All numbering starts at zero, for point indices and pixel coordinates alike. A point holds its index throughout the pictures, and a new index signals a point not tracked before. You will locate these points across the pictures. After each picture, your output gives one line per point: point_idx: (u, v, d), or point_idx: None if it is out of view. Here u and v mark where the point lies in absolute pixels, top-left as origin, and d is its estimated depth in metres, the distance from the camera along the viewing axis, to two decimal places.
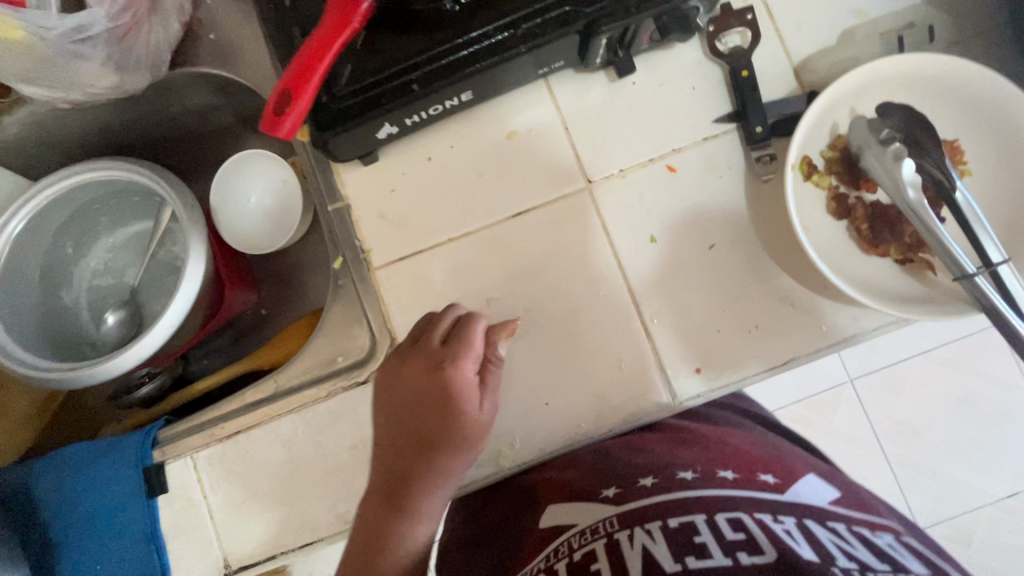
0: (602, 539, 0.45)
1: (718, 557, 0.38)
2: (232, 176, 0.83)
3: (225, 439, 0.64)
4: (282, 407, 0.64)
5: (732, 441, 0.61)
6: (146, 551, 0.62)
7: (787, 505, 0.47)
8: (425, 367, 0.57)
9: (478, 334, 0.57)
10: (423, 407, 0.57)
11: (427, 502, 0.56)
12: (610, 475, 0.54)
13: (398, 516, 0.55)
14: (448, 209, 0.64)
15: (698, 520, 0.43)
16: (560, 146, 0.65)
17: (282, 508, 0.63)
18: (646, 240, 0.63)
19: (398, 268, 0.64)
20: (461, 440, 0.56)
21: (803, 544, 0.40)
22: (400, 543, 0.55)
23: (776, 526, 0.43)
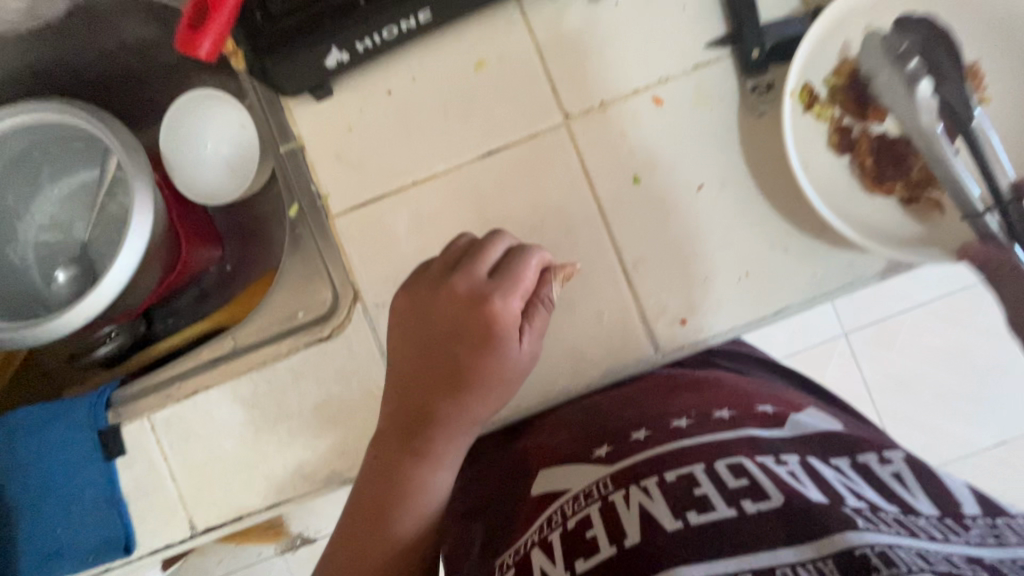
0: (596, 503, 0.41)
1: (722, 509, 0.37)
2: (185, 121, 0.76)
3: (182, 399, 0.60)
4: (241, 365, 0.60)
5: (736, 383, 0.59)
6: (108, 513, 0.60)
7: (790, 441, 0.46)
8: (465, 301, 0.51)
9: (528, 270, 0.51)
10: (457, 345, 0.51)
11: (453, 448, 0.52)
12: (593, 431, 0.51)
13: (418, 461, 0.52)
14: (412, 149, 0.58)
15: (697, 470, 0.41)
16: (534, 76, 0.58)
17: (246, 468, 0.60)
18: (630, 180, 0.57)
19: (358, 215, 0.59)
20: (497, 384, 0.52)
21: (810, 485, 0.38)
22: (421, 489, 0.52)
23: (778, 467, 0.41)
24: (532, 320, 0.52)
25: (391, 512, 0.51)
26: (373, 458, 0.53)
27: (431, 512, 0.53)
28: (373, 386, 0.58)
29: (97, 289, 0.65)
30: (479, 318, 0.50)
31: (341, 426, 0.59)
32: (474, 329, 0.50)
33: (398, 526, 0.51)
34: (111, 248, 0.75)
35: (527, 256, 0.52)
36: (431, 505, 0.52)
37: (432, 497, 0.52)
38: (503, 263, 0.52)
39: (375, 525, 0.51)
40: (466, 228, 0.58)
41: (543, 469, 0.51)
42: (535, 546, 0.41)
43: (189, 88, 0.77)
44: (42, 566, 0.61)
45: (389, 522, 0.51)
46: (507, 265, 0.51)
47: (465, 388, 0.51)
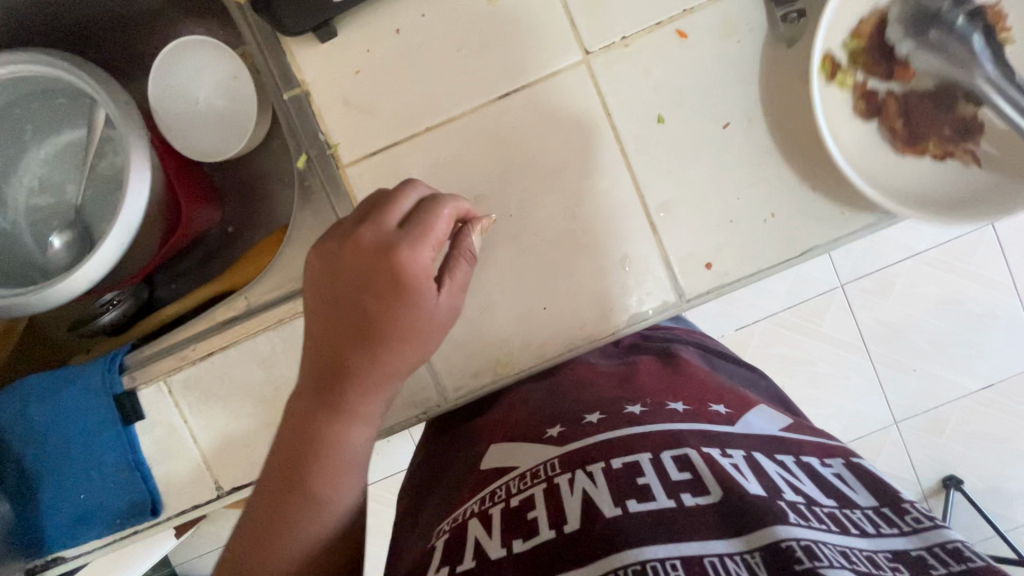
0: (541, 483, 0.44)
1: (661, 499, 0.39)
2: (176, 72, 0.72)
3: (199, 360, 0.59)
4: (257, 324, 0.58)
5: (683, 374, 0.61)
6: (131, 477, 0.60)
7: (737, 438, 0.47)
8: (375, 255, 0.47)
9: (440, 219, 0.48)
10: (369, 300, 0.48)
11: (373, 405, 0.51)
12: (552, 411, 0.56)
13: (337, 420, 0.50)
14: (423, 93, 0.56)
15: (644, 459, 0.43)
16: (551, 10, 0.55)
17: (269, 427, 0.59)
18: (652, 120, 0.55)
19: (370, 165, 0.56)
20: (418, 339, 0.50)
21: (751, 479, 0.40)
22: (339, 450, 0.50)
23: (724, 460, 0.43)
24: (451, 273, 0.51)
25: (311, 473, 0.50)
26: (287, 423, 0.51)
27: (354, 468, 0.52)
28: None
29: (97, 254, 0.63)
30: (390, 270, 0.47)
31: None
32: (387, 283, 0.47)
33: (317, 489, 0.50)
34: (107, 211, 0.72)
35: (440, 203, 0.48)
36: (354, 461, 0.52)
37: (353, 457, 0.51)
38: (413, 214, 0.48)
39: (295, 490, 0.50)
40: (484, 176, 0.56)
41: (494, 445, 0.55)
42: (476, 518, 0.43)
43: (177, 37, 0.73)
44: (68, 531, 0.60)
45: (310, 486, 0.50)
46: (421, 214, 0.48)
47: (383, 342, 0.49)
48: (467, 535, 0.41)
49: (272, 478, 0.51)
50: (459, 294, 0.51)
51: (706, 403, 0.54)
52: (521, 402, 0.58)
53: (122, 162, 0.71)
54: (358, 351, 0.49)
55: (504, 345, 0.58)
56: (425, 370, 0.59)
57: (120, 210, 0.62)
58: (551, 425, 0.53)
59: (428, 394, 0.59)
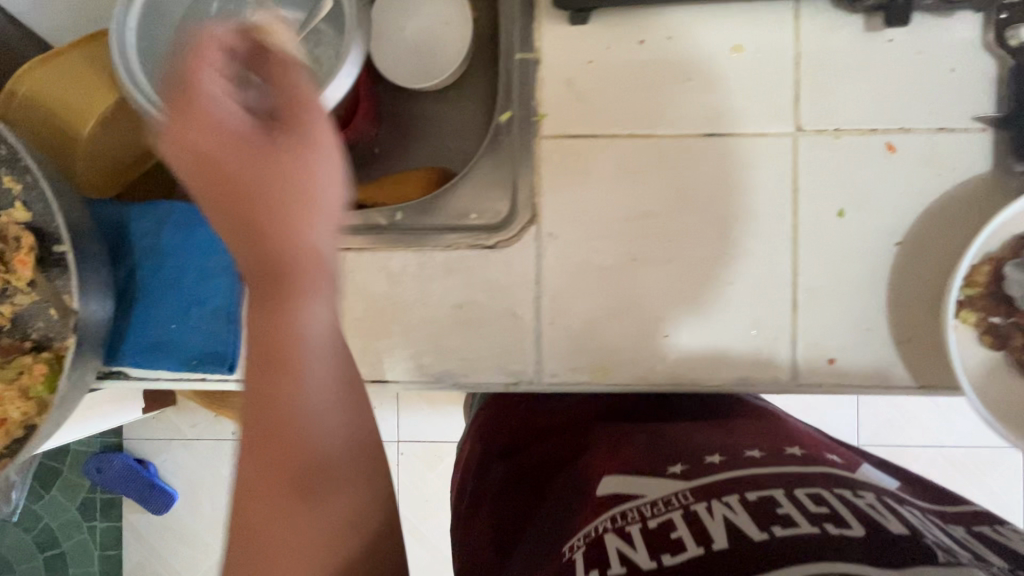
0: (678, 509, 0.44)
1: (805, 526, 0.38)
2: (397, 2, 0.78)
3: (334, 250, 0.61)
4: (400, 241, 0.61)
5: (792, 429, 0.63)
6: (224, 327, 0.61)
7: (861, 483, 0.48)
8: (216, 182, 0.36)
9: (224, 97, 0.36)
10: (267, 265, 0.35)
11: (325, 450, 0.34)
12: (663, 451, 0.57)
13: (271, 476, 0.33)
14: (639, 102, 0.59)
15: (777, 493, 0.44)
16: (783, 79, 0.58)
17: (367, 337, 0.61)
18: (833, 211, 0.58)
19: (565, 144, 0.59)
20: (332, 343, 0.35)
21: (890, 518, 0.40)
22: (292, 522, 0.33)
23: (858, 501, 0.42)
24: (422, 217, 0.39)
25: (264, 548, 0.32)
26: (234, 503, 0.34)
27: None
28: (516, 308, 0.60)
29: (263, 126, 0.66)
30: (271, 197, 0.35)
31: (472, 332, 0.60)
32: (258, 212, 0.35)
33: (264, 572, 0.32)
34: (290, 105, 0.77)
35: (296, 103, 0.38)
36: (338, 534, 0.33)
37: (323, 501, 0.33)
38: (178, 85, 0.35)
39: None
40: (660, 196, 0.59)
41: (606, 477, 0.54)
42: (611, 532, 0.44)
43: None
44: (138, 353, 0.61)
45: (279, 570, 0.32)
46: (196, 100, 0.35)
47: (283, 338, 0.34)
48: (608, 547, 0.42)
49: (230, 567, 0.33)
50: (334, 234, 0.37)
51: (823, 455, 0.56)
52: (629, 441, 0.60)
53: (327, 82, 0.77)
54: (255, 385, 0.34)
55: (614, 353, 0.59)
56: (531, 347, 0.60)
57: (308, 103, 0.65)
58: (671, 463, 0.54)
59: (524, 368, 0.60)
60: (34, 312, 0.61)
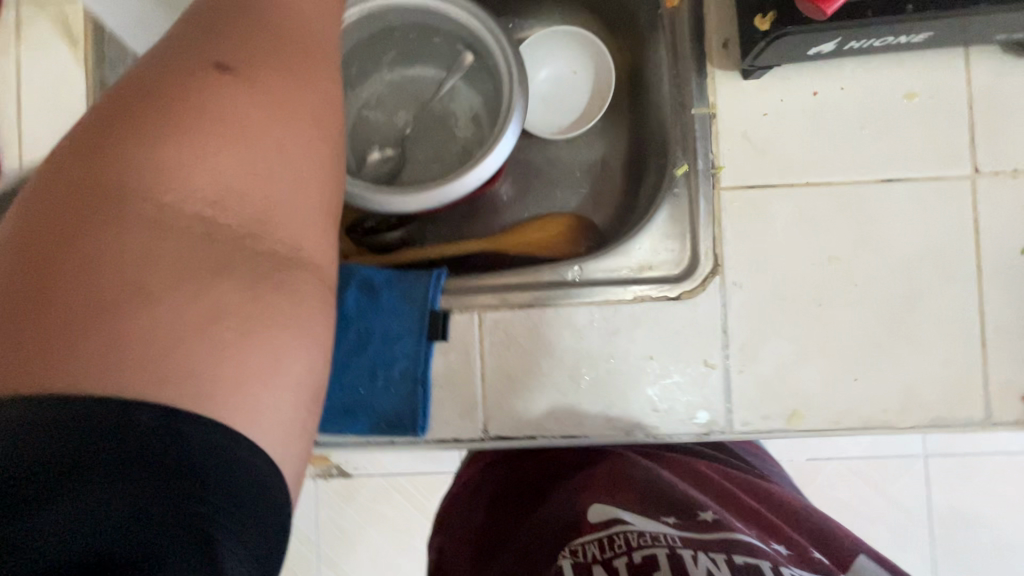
0: (664, 549, 0.43)
1: None
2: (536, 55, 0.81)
3: (519, 307, 0.62)
4: (584, 295, 0.62)
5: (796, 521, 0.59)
6: (413, 392, 0.61)
7: None
8: (197, 36, 0.42)
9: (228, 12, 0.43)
10: (147, 99, 0.40)
11: (122, 237, 0.36)
12: (664, 499, 0.55)
13: (102, 287, 0.36)
14: (817, 152, 0.60)
15: (764, 564, 0.41)
16: (957, 125, 0.60)
17: (555, 392, 0.61)
18: (1016, 250, 0.59)
19: (744, 195, 0.61)
20: (150, 175, 0.38)
21: None
22: (104, 335, 0.35)
23: None
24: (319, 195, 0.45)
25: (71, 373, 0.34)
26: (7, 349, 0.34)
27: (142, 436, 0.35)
28: (705, 357, 0.60)
29: (430, 191, 0.67)
30: (151, 66, 0.41)
31: (663, 383, 0.61)
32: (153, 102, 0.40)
33: (64, 352, 0.34)
34: (436, 168, 0.79)
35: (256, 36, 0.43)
36: (249, 397, 0.36)
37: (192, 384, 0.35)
38: (204, 25, 0.43)
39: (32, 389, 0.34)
40: (842, 241, 0.60)
41: (599, 503, 0.55)
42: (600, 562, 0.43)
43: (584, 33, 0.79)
44: (329, 417, 0.62)
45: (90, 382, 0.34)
46: (240, 31, 0.43)
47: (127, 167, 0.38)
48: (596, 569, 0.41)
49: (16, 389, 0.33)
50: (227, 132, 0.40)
51: (810, 552, 0.50)
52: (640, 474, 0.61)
53: (475, 146, 0.79)
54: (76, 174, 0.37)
55: (804, 398, 0.60)
56: (721, 395, 0.60)
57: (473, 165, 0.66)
58: (665, 513, 0.53)
59: (715, 416, 0.60)
60: None
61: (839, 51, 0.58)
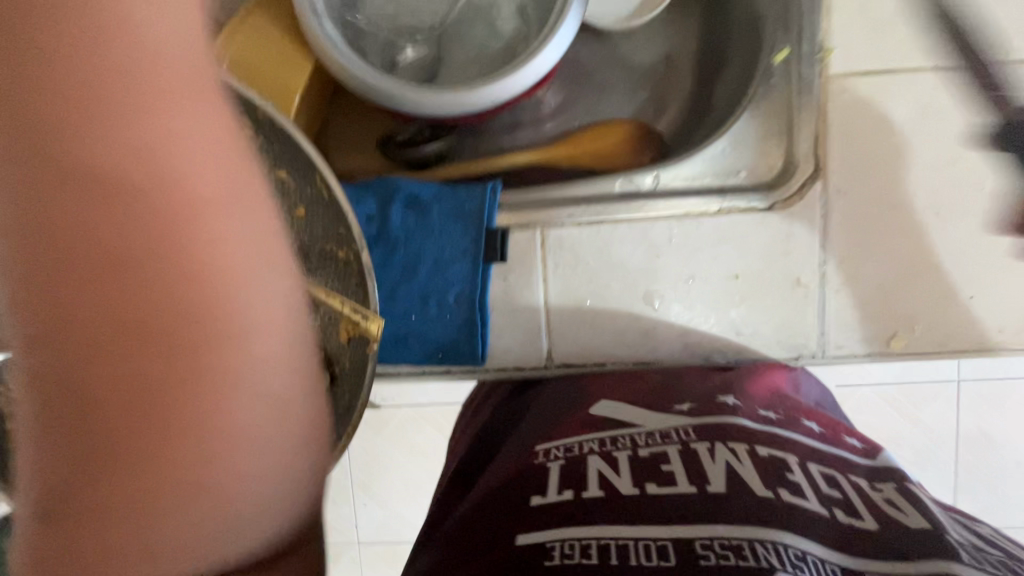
0: (676, 445, 0.40)
1: (812, 501, 0.34)
2: None
3: (586, 223, 0.55)
4: (661, 208, 0.54)
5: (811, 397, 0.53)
6: (469, 319, 0.55)
7: (864, 466, 0.40)
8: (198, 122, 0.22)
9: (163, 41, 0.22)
10: (61, 91, 0.20)
11: (186, 407, 0.21)
12: (676, 390, 0.51)
13: (124, 447, 0.21)
14: (950, 26, 0.51)
15: (790, 459, 0.38)
16: None
17: (627, 317, 0.55)
18: None
19: (858, 83, 0.51)
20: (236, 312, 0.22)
21: (906, 511, 0.34)
22: (133, 466, 0.21)
23: (874, 494, 0.37)
24: None
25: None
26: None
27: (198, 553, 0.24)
28: (799, 276, 0.54)
29: (472, 93, 0.59)
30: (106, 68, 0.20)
31: (749, 305, 0.54)
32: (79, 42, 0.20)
33: (92, 529, 0.22)
34: (477, 71, 0.66)
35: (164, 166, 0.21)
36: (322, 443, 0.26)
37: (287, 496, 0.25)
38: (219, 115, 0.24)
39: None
40: (975, 135, 0.51)
41: (607, 400, 0.50)
42: (597, 454, 0.40)
43: None
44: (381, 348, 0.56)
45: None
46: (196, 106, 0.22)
47: (127, 293, 0.20)
48: (587, 466, 0.38)
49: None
50: (264, 219, 0.23)
51: (840, 434, 0.45)
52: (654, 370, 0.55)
53: (521, 45, 0.65)
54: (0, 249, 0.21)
55: (909, 319, 0.53)
56: (815, 317, 0.54)
57: (522, 66, 0.58)
58: (678, 403, 0.49)
59: (806, 340, 0.55)
60: None
61: None
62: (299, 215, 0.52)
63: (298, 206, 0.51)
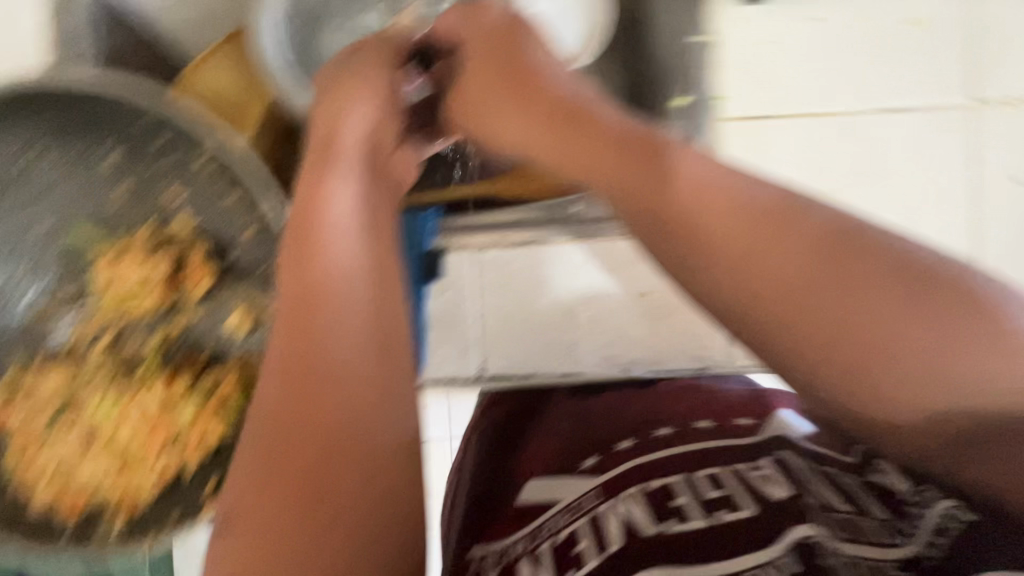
0: (585, 516, 0.38)
1: (698, 519, 0.36)
2: None
3: (516, 246, 0.60)
4: (584, 233, 0.60)
5: (710, 390, 0.54)
6: None
7: (757, 445, 0.42)
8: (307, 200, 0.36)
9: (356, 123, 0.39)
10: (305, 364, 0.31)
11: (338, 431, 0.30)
12: (580, 440, 0.50)
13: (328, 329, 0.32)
14: (816, 81, 0.60)
15: (676, 480, 0.40)
16: (958, 54, 0.59)
17: (551, 331, 0.61)
18: (1001, 181, 0.60)
19: (745, 127, 0.60)
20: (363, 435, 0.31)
21: (781, 484, 0.37)
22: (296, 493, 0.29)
23: (753, 473, 0.39)
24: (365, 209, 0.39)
25: (308, 472, 0.29)
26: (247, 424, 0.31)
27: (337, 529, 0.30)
28: None
29: None
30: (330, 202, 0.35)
31: (661, 319, 0.61)
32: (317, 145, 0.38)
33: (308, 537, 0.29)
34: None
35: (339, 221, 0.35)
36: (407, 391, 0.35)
37: (372, 402, 0.32)
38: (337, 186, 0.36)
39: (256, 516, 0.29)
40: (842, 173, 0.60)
41: (533, 479, 0.47)
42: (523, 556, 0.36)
43: None
44: None
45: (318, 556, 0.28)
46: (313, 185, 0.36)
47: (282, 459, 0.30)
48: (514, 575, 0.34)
49: (257, 493, 0.29)
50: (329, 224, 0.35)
51: (734, 417, 0.48)
52: (565, 417, 0.54)
53: None
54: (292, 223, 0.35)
55: None
56: (718, 330, 0.61)
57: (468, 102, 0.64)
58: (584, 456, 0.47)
59: (712, 349, 0.61)
60: (208, 327, 0.59)
61: None
62: (248, 233, 0.56)
63: (249, 227, 0.55)
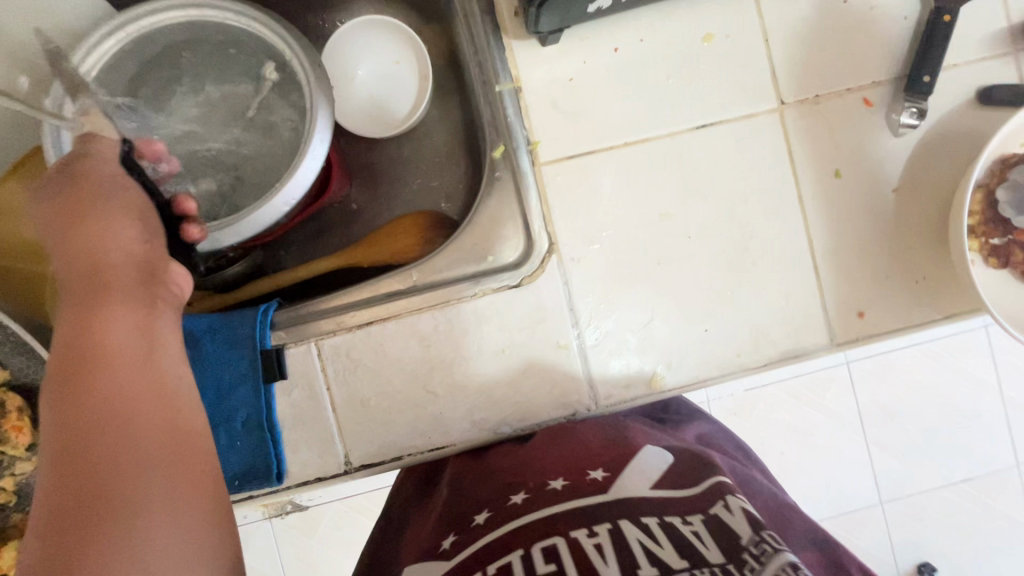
0: None
1: None
2: (359, 58, 0.75)
3: (356, 328, 0.58)
4: (424, 301, 0.59)
5: (582, 437, 0.54)
6: (260, 439, 0.56)
7: (604, 506, 0.42)
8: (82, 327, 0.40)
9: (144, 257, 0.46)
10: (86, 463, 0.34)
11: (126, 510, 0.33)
12: (444, 523, 0.48)
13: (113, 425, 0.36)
14: (626, 110, 0.59)
15: (514, 557, 0.38)
16: (757, 58, 0.59)
17: (412, 409, 0.58)
18: (831, 173, 0.60)
19: (566, 166, 0.59)
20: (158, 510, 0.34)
21: (613, 559, 0.36)
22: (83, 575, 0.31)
23: (588, 543, 0.38)
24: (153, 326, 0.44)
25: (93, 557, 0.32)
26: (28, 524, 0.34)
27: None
28: (559, 339, 0.59)
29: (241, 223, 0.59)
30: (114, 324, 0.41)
31: (523, 375, 0.59)
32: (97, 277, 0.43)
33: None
34: (266, 170, 0.65)
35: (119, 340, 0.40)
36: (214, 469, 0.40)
37: (162, 465, 0.36)
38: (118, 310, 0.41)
39: None
40: (671, 193, 0.59)
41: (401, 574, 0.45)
42: None
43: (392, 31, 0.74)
44: None
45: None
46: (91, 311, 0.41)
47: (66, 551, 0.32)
48: None
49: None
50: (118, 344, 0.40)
51: (586, 470, 0.48)
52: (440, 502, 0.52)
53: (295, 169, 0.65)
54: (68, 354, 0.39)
55: (661, 360, 0.59)
56: (581, 374, 0.59)
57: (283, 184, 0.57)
58: (440, 538, 0.47)
59: (579, 396, 0.59)
60: None
61: (625, 3, 0.57)
62: None
63: None
